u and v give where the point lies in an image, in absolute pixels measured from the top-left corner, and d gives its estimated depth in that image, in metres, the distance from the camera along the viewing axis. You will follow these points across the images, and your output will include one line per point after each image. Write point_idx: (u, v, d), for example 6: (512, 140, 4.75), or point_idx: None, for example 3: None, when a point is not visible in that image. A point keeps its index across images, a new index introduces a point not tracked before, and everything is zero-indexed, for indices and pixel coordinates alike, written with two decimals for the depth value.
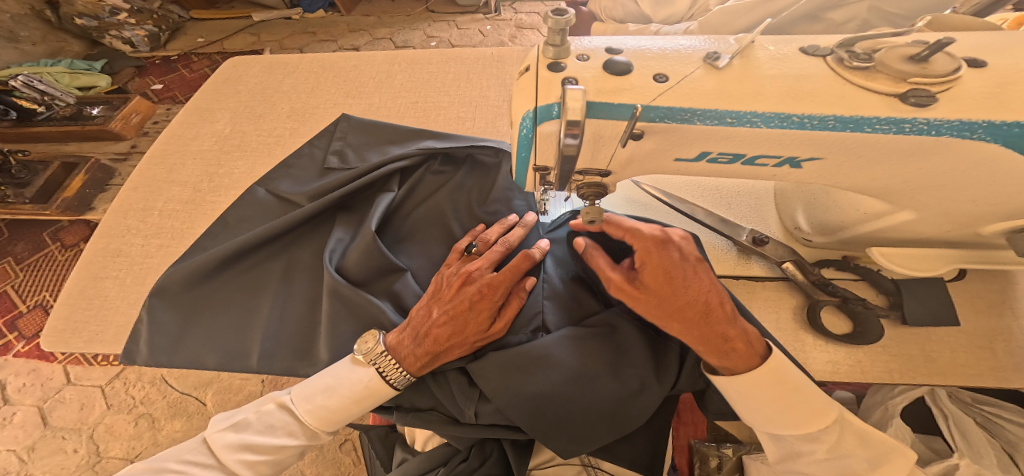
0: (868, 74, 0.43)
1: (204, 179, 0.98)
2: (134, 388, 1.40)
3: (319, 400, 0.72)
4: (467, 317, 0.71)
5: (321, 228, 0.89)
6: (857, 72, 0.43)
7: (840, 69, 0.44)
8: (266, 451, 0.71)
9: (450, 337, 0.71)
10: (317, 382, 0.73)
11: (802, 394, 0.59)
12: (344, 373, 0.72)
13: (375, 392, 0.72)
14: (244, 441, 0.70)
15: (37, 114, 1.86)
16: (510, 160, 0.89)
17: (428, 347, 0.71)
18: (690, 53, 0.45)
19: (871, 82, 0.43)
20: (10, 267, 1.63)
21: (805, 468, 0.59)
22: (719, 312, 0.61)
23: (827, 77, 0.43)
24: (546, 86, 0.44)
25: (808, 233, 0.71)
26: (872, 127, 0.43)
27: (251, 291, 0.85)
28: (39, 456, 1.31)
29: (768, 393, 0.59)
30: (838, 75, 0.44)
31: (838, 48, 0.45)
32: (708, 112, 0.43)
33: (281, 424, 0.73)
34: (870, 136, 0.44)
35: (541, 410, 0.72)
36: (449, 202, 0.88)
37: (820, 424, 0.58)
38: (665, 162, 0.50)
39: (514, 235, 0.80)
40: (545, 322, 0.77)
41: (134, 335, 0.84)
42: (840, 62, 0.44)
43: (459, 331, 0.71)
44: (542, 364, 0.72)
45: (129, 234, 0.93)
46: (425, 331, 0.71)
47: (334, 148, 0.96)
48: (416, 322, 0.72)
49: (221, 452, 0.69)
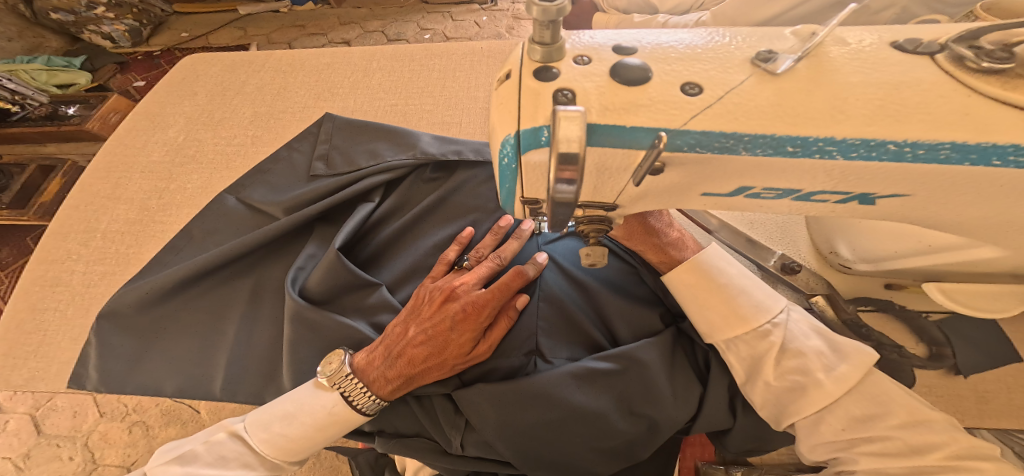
0: (1006, 79, 0.30)
1: (155, 195, 0.87)
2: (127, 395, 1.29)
3: (276, 428, 0.61)
4: (449, 338, 0.59)
5: (295, 242, 0.76)
6: (987, 77, 0.30)
7: (959, 70, 0.30)
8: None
9: (427, 358, 0.59)
10: (274, 408, 0.62)
11: (730, 294, 0.55)
12: (304, 399, 0.61)
13: (341, 420, 0.61)
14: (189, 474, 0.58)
15: (11, 114, 1.75)
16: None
17: (401, 369, 0.59)
18: (730, 52, 0.34)
19: (1012, 91, 0.29)
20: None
21: (764, 374, 0.52)
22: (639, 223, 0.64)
23: (940, 85, 0.30)
24: (532, 100, 0.33)
25: (849, 259, 0.60)
26: (1003, 159, 0.30)
27: (211, 315, 0.73)
28: (34, 464, 1.22)
29: (693, 281, 0.57)
30: (954, 76, 0.30)
31: (954, 43, 0.32)
32: (761, 138, 0.31)
33: (233, 455, 0.61)
34: (995, 171, 0.31)
35: (538, 447, 0.59)
36: (443, 215, 0.74)
37: (756, 316, 0.53)
38: (689, 198, 0.39)
39: (508, 249, 0.66)
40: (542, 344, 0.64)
41: (84, 357, 0.73)
42: (959, 61, 0.31)
43: (438, 352, 0.59)
44: (535, 396, 0.59)
45: (71, 258, 0.82)
46: (399, 351, 0.60)
47: (319, 153, 0.81)
48: (391, 340, 0.61)
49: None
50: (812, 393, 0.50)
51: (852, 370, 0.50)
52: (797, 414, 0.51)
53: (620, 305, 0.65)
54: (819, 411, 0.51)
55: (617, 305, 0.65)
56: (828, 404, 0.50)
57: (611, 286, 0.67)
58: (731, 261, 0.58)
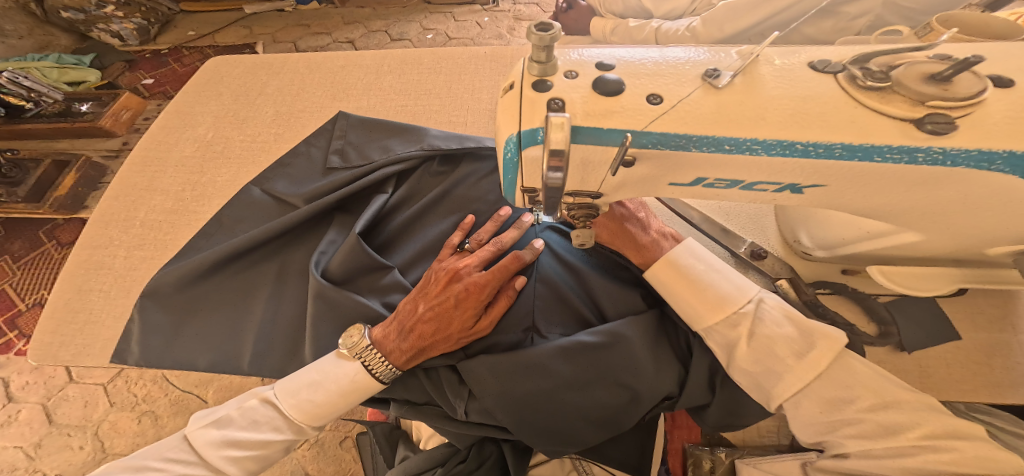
0: (884, 95, 0.38)
1: (188, 187, 0.95)
2: (136, 386, 1.37)
3: (303, 394, 0.68)
4: (453, 314, 0.66)
5: (316, 229, 0.84)
6: (870, 93, 0.38)
7: (852, 89, 0.38)
8: (252, 446, 0.67)
9: (434, 333, 0.67)
10: (302, 377, 0.69)
11: (704, 287, 0.63)
12: (328, 368, 0.69)
13: (362, 386, 0.68)
14: (226, 437, 0.66)
15: (25, 111, 1.80)
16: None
17: (413, 342, 0.67)
18: (686, 69, 0.42)
19: (884, 105, 0.38)
20: (6, 265, 1.60)
21: (743, 362, 0.59)
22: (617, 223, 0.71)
23: (837, 100, 0.38)
24: (532, 107, 0.41)
25: (808, 247, 0.68)
26: (882, 156, 0.38)
27: (241, 296, 0.80)
28: (45, 453, 1.30)
29: (671, 278, 0.65)
30: (849, 95, 0.39)
31: (852, 64, 0.40)
32: (705, 139, 0.40)
33: (265, 419, 0.68)
34: (879, 166, 0.39)
35: (532, 414, 0.67)
36: (448, 205, 0.82)
37: (728, 303, 0.61)
38: (659, 186, 0.47)
39: (508, 237, 0.73)
40: (537, 322, 0.72)
41: (126, 335, 0.80)
42: (852, 80, 0.39)
43: (444, 328, 0.67)
44: (531, 369, 0.67)
45: (112, 245, 0.90)
46: (410, 325, 0.67)
47: (334, 148, 0.89)
48: (402, 317, 0.69)
49: (203, 449, 0.65)
50: (787, 377, 0.57)
51: (821, 355, 0.56)
52: (780, 396, 0.57)
53: (606, 287, 0.73)
54: (796, 393, 0.57)
55: (605, 289, 0.73)
56: (803, 388, 0.57)
57: (597, 272, 0.76)
58: (705, 255, 0.66)
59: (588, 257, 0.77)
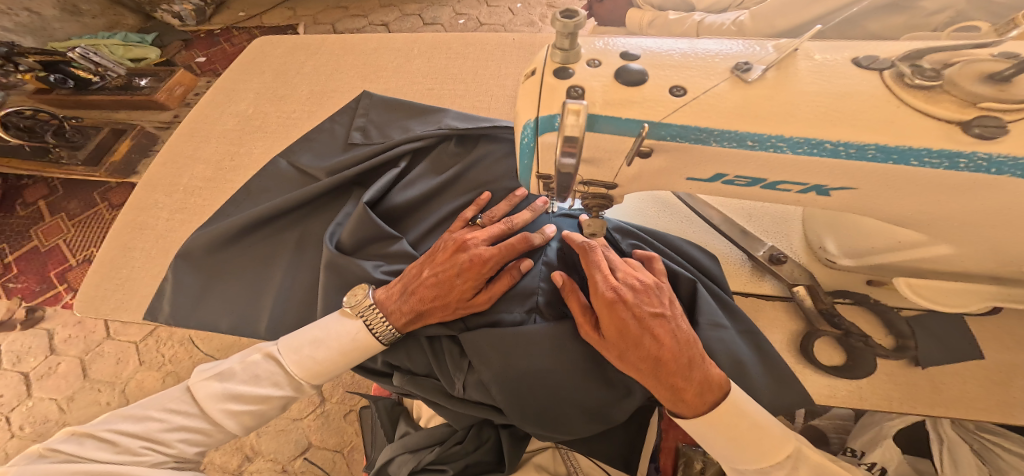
0: (932, 94, 0.36)
1: (227, 158, 0.99)
2: (164, 346, 1.45)
3: (306, 351, 0.69)
4: (453, 283, 0.65)
5: (335, 203, 0.83)
6: (917, 91, 0.36)
7: (897, 87, 0.37)
8: (251, 401, 0.69)
9: (433, 298, 0.65)
10: (305, 335, 0.70)
11: None
12: (332, 325, 0.69)
13: (363, 346, 0.69)
14: (228, 391, 0.68)
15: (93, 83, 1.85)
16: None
17: (413, 304, 0.66)
18: (716, 61, 0.40)
19: (932, 105, 0.36)
20: (59, 222, 1.71)
21: None
22: (669, 368, 0.53)
23: (879, 97, 0.36)
24: (551, 93, 0.41)
25: (834, 254, 0.63)
26: (920, 161, 0.36)
27: (263, 262, 0.81)
28: (76, 406, 1.38)
29: None
30: (894, 94, 0.37)
31: (901, 61, 0.38)
32: (726, 133, 0.38)
33: (266, 375, 0.70)
34: (916, 171, 0.37)
35: (525, 394, 0.64)
36: (461, 186, 0.79)
37: None
38: (677, 180, 0.46)
39: (521, 220, 0.70)
40: (542, 304, 0.68)
41: (159, 293, 0.83)
42: (900, 78, 0.37)
43: (442, 295, 0.65)
44: (533, 346, 0.64)
45: (157, 207, 0.95)
46: (413, 288, 0.67)
47: (356, 125, 0.88)
48: (407, 278, 0.68)
49: (205, 401, 0.68)
50: None
51: None
52: None
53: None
54: None
55: None
56: None
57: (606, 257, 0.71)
58: None
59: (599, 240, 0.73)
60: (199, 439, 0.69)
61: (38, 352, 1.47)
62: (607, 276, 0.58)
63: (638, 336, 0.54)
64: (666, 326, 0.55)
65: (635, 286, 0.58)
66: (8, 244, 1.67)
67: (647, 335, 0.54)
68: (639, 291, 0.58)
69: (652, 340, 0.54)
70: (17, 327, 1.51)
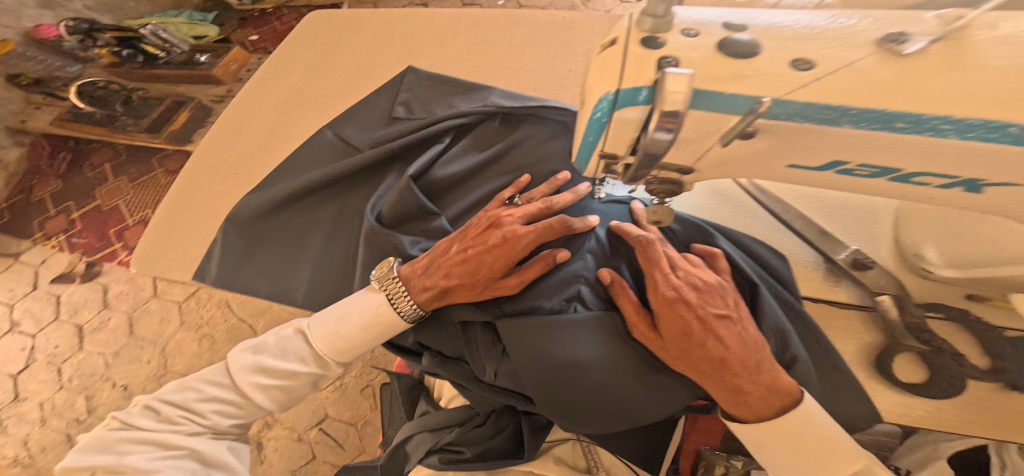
0: None
1: (277, 127, 0.98)
2: (204, 309, 1.48)
3: (331, 326, 0.67)
4: (483, 260, 0.62)
5: (374, 176, 0.80)
6: None
7: None
8: (280, 375, 0.68)
9: (461, 275, 0.63)
10: (333, 310, 0.69)
11: None
12: (357, 301, 0.68)
13: (385, 323, 0.66)
14: (258, 364, 0.67)
15: (158, 59, 1.87)
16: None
17: (439, 280, 0.64)
18: (861, 32, 0.35)
19: None
20: (120, 184, 1.76)
21: None
22: (733, 369, 0.53)
23: None
24: (637, 64, 0.36)
25: (935, 264, 0.57)
26: None
27: (302, 232, 0.80)
28: (120, 362, 1.44)
29: None
30: None
31: None
32: (869, 112, 0.33)
33: (294, 349, 0.69)
34: None
35: (557, 386, 0.61)
36: (503, 165, 0.75)
37: None
38: (777, 166, 0.42)
39: (561, 201, 0.66)
40: (583, 293, 0.64)
41: (208, 256, 0.84)
42: None
43: (471, 272, 0.63)
44: (569, 336, 0.61)
45: (211, 171, 0.96)
46: (439, 264, 0.64)
47: (400, 100, 0.85)
48: (435, 255, 0.66)
49: (237, 373, 0.67)
50: None
51: None
52: None
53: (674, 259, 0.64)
54: None
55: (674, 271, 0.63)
56: None
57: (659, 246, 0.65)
58: None
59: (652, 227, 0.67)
60: (234, 411, 0.68)
61: (93, 305, 1.53)
62: (667, 274, 0.58)
63: (700, 337, 0.54)
64: (731, 327, 0.55)
65: (697, 286, 0.57)
66: (76, 202, 1.73)
67: (710, 336, 0.54)
68: (701, 291, 0.57)
69: (714, 342, 0.54)
70: (76, 280, 1.58)
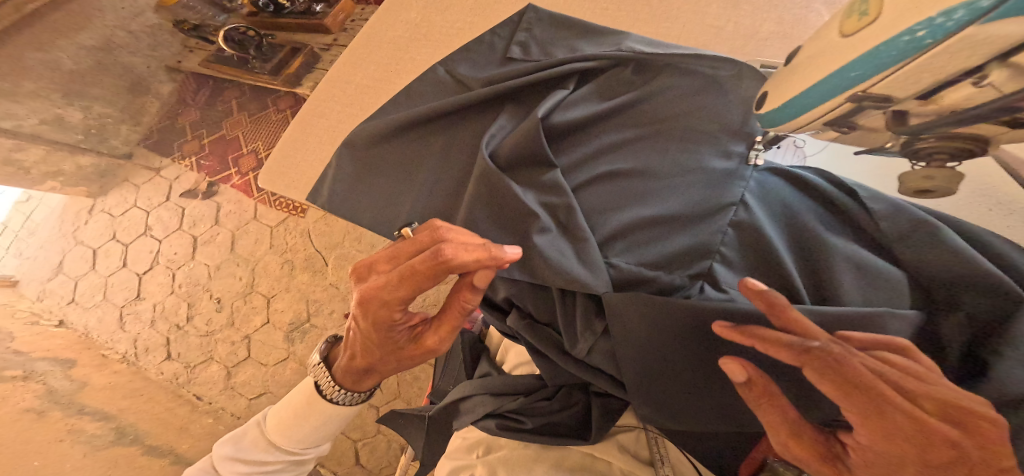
0: None
1: (394, 62, 0.99)
2: (289, 236, 1.71)
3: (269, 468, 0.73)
4: (382, 333, 0.56)
5: (486, 114, 0.76)
6: None
7: None
8: (254, 463, 0.74)
9: (370, 347, 0.59)
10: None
11: None
12: (300, 392, 0.72)
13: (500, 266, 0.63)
14: (233, 455, 0.74)
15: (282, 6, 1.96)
16: (761, 85, 0.61)
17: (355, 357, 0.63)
18: None
19: None
20: (241, 119, 1.94)
21: None
22: None
23: None
24: None
25: None
26: None
27: (411, 164, 0.77)
28: (218, 276, 1.73)
29: None
30: None
31: None
32: None
33: (262, 439, 0.75)
34: None
35: (663, 377, 0.55)
36: (635, 116, 0.64)
37: None
38: None
39: (466, 282, 0.53)
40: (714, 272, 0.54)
41: (322, 177, 0.83)
42: None
43: (375, 345, 0.59)
44: (699, 327, 0.51)
45: (333, 99, 0.98)
46: (355, 348, 0.62)
47: (517, 39, 0.81)
48: (352, 344, 0.63)
49: (219, 464, 0.75)
50: None
51: None
52: None
53: (852, 251, 0.49)
54: None
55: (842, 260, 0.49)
56: None
57: (830, 227, 0.52)
58: None
59: (814, 200, 0.54)
60: None
61: (207, 219, 1.81)
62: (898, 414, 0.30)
63: None
64: None
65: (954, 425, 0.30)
66: (207, 130, 1.95)
67: None
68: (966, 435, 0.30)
69: None
70: (199, 196, 1.84)
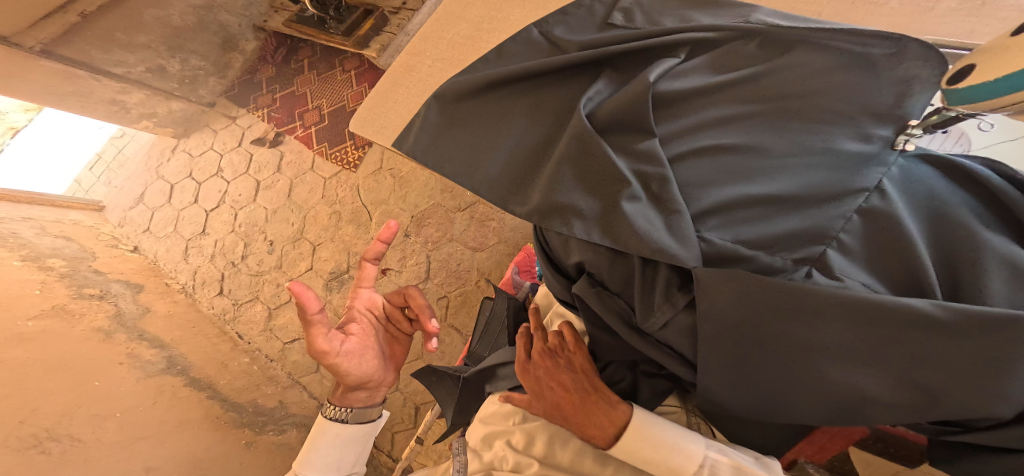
0: None
1: (485, 21, 0.98)
2: (337, 186, 1.76)
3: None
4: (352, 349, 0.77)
5: (583, 77, 0.74)
6: None
7: None
8: None
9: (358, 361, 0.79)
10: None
11: None
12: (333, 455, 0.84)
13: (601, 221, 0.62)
14: None
15: None
16: (924, 66, 0.55)
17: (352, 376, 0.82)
18: None
19: None
20: (310, 77, 1.98)
21: None
22: None
23: None
24: None
25: None
26: None
27: (497, 118, 0.76)
28: (273, 220, 1.81)
29: None
30: None
31: None
32: None
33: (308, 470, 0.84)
34: None
35: (754, 358, 0.53)
36: (752, 91, 0.60)
37: None
38: None
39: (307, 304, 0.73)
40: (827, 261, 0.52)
41: (409, 127, 0.84)
42: None
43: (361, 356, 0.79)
44: (802, 311, 0.50)
45: (424, 55, 0.99)
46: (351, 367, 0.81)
47: (621, 5, 0.78)
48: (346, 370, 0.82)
49: None
50: None
51: None
52: None
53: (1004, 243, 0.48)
54: None
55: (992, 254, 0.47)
56: None
57: (981, 219, 0.50)
58: None
59: (972, 194, 0.52)
60: None
61: (271, 166, 1.89)
62: None
63: None
64: None
65: None
66: (278, 82, 2.03)
67: None
68: None
69: None
70: (266, 144, 1.93)
